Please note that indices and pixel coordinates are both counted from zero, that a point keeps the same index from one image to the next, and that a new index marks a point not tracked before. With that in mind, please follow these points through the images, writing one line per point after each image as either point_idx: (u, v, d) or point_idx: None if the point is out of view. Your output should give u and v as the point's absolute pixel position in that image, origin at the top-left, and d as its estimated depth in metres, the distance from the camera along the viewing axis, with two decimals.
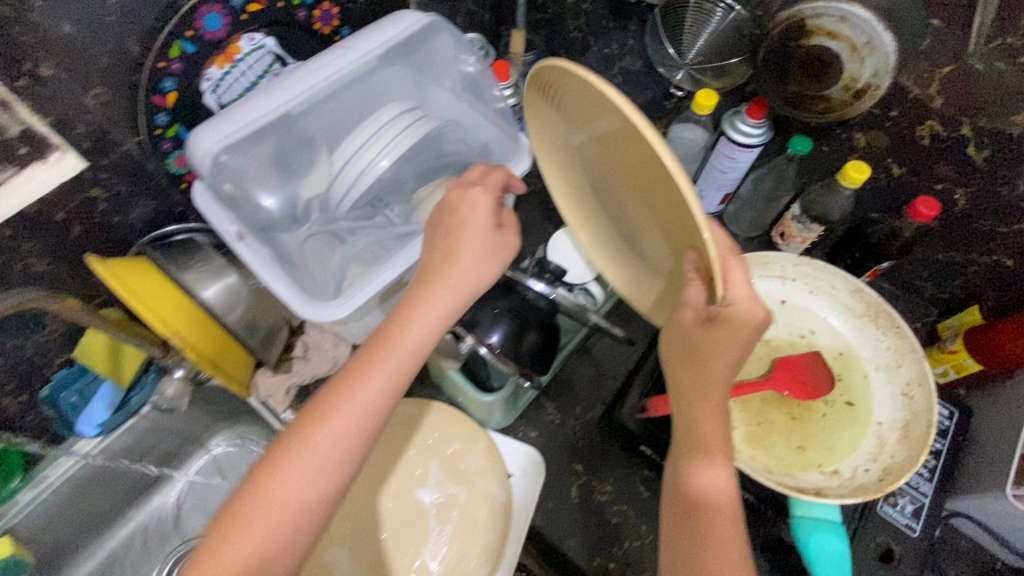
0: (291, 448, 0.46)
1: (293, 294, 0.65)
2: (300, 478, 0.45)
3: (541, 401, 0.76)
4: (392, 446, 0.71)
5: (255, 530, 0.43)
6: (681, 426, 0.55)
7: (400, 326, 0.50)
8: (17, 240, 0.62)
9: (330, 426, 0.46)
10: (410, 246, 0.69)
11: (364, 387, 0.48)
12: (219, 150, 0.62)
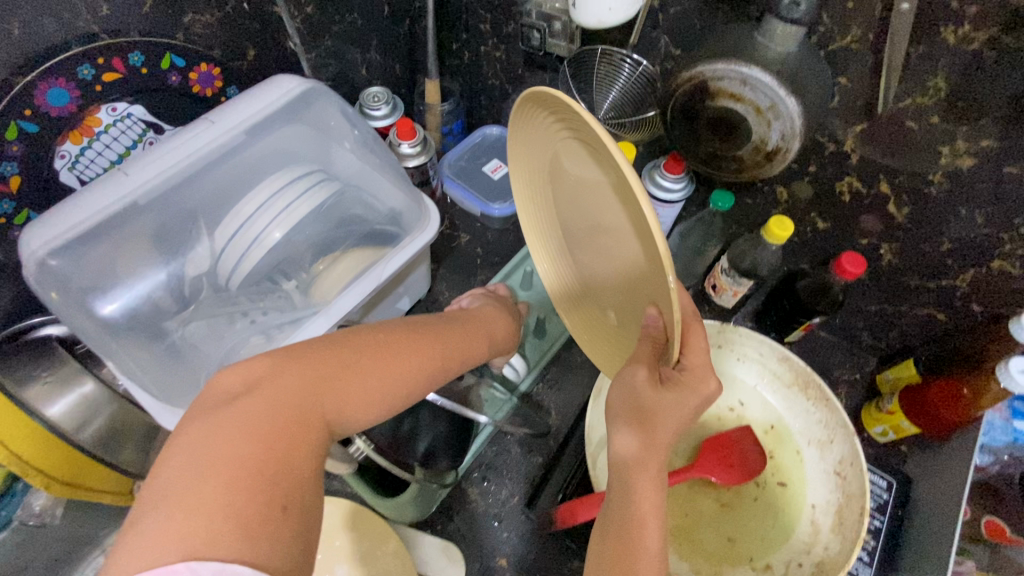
0: (270, 395, 0.38)
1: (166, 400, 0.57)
2: (269, 424, 0.37)
3: (463, 486, 0.70)
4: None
5: (218, 469, 0.33)
6: (616, 511, 0.45)
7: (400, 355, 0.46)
8: None
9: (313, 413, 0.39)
10: (297, 334, 0.61)
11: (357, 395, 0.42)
12: (61, 242, 0.53)
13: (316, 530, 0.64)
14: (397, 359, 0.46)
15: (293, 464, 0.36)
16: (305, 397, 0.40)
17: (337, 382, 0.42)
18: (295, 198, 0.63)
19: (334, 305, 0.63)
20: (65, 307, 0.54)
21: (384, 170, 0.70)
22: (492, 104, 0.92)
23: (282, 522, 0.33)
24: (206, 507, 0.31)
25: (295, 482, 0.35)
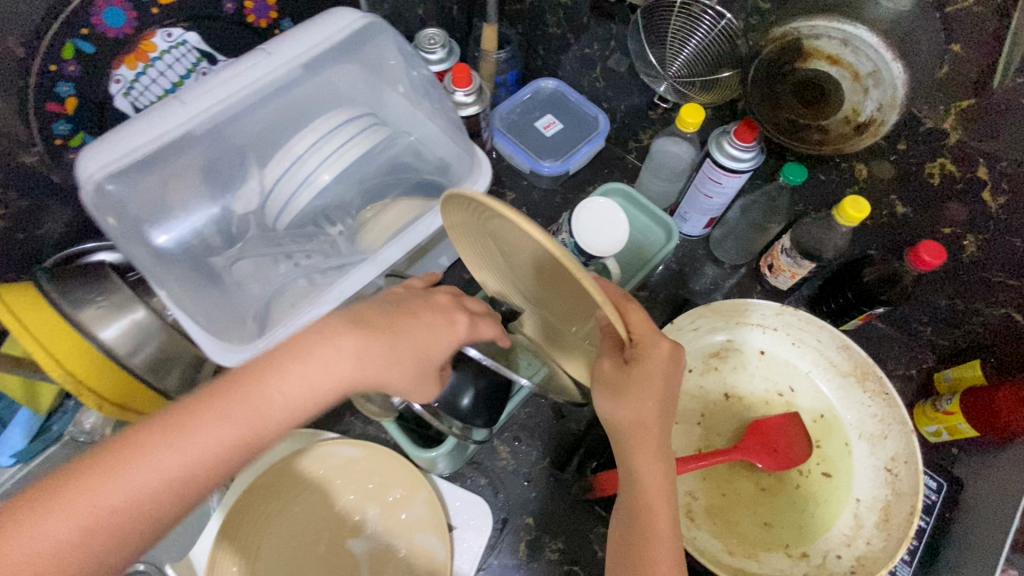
0: (116, 463, 0.38)
1: (205, 334, 0.57)
2: (162, 483, 0.38)
3: (493, 443, 0.70)
4: (327, 491, 0.66)
5: (8, 564, 0.35)
6: (622, 517, 0.48)
7: (275, 403, 0.41)
8: None
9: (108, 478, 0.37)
10: (343, 279, 0.61)
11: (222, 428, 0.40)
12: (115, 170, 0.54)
13: (351, 468, 0.67)
14: (315, 363, 0.42)
15: (87, 554, 0.37)
16: (205, 425, 0.40)
17: (219, 396, 0.41)
18: (343, 143, 0.61)
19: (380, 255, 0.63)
20: (121, 231, 0.55)
21: (439, 117, 0.69)
22: (550, 56, 0.88)
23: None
24: (7, 573, 0.35)
25: (62, 555, 0.36)
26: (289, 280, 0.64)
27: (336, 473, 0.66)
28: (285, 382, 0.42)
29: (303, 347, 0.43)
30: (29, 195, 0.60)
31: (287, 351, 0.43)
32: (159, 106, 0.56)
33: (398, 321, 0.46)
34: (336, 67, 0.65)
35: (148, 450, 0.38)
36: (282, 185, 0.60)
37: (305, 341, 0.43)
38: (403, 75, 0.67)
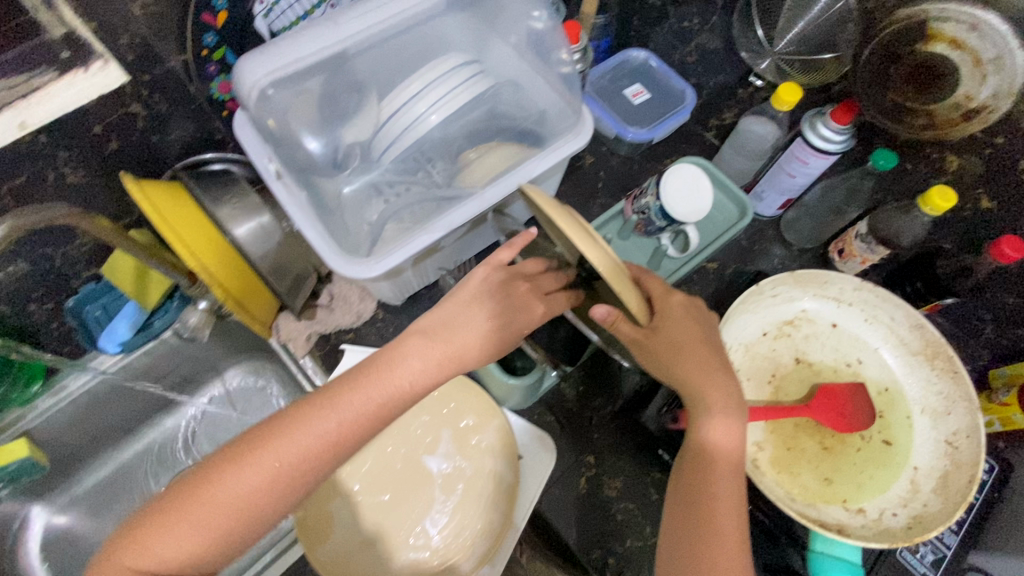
0: (275, 434, 0.46)
1: (322, 241, 0.61)
2: (311, 447, 0.46)
3: (560, 385, 0.74)
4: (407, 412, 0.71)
5: (192, 518, 0.43)
6: (686, 500, 0.50)
7: (394, 368, 0.50)
8: (48, 148, 0.59)
9: (273, 447, 0.45)
10: (449, 211, 0.64)
11: (354, 397, 0.48)
12: (267, 80, 0.61)
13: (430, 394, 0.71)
14: (401, 373, 0.50)
15: (257, 506, 0.45)
16: (308, 433, 0.46)
17: (316, 411, 0.47)
18: (458, 84, 0.66)
19: (484, 191, 0.66)
20: (272, 136, 0.63)
21: (546, 69, 0.72)
22: (643, 27, 0.90)
23: (240, 540, 0.45)
24: (195, 530, 0.43)
25: (235, 508, 0.44)
26: (397, 209, 0.67)
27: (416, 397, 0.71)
28: (398, 364, 0.50)
29: (387, 360, 0.50)
30: (166, 103, 0.65)
31: (372, 365, 0.50)
32: (300, 34, 0.62)
33: (451, 320, 0.52)
34: (455, 16, 0.72)
35: (265, 463, 0.45)
36: (396, 118, 0.64)
37: (388, 353, 0.51)
38: (517, 26, 0.72)
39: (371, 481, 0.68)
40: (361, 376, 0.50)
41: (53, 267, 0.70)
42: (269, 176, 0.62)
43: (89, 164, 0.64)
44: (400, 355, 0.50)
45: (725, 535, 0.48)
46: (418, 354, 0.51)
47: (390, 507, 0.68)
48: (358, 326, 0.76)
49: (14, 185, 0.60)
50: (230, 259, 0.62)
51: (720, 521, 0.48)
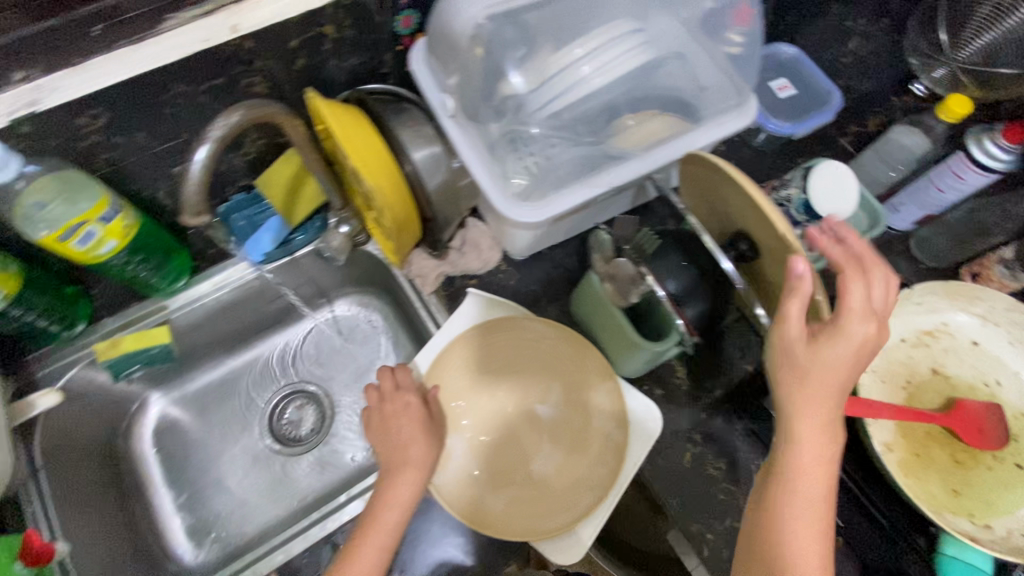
0: (353, 554, 0.59)
1: (487, 179, 0.63)
2: (404, 495, 0.62)
3: (672, 362, 0.75)
4: (520, 360, 0.72)
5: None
6: (762, 529, 0.50)
7: (403, 456, 0.64)
8: (249, 55, 0.62)
9: (375, 534, 0.60)
10: (613, 169, 0.64)
11: (398, 487, 0.63)
12: (480, 16, 0.62)
13: (543, 345, 0.72)
14: (426, 439, 0.66)
15: (385, 534, 0.60)
16: (395, 505, 0.62)
17: (389, 491, 0.62)
18: (633, 48, 0.66)
19: (643, 155, 0.66)
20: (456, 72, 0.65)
21: (709, 46, 0.72)
22: (796, 22, 0.89)
23: (379, 556, 0.59)
24: None
25: (372, 545, 0.60)
26: (558, 163, 0.67)
27: (529, 346, 0.72)
28: (410, 430, 0.66)
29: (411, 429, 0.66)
30: (353, 30, 0.67)
31: (404, 461, 0.64)
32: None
33: (393, 424, 0.67)
34: None
35: (370, 546, 0.60)
36: (566, 70, 0.64)
37: (409, 441, 0.65)
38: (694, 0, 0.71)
39: (483, 419, 0.71)
40: (393, 474, 0.64)
41: (216, 172, 0.74)
42: (439, 111, 0.66)
43: (274, 78, 0.67)
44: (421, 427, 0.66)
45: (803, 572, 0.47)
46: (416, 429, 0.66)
47: (499, 446, 0.70)
48: (484, 273, 0.79)
49: (211, 86, 0.63)
50: (399, 183, 0.65)
51: (801, 489, 0.49)
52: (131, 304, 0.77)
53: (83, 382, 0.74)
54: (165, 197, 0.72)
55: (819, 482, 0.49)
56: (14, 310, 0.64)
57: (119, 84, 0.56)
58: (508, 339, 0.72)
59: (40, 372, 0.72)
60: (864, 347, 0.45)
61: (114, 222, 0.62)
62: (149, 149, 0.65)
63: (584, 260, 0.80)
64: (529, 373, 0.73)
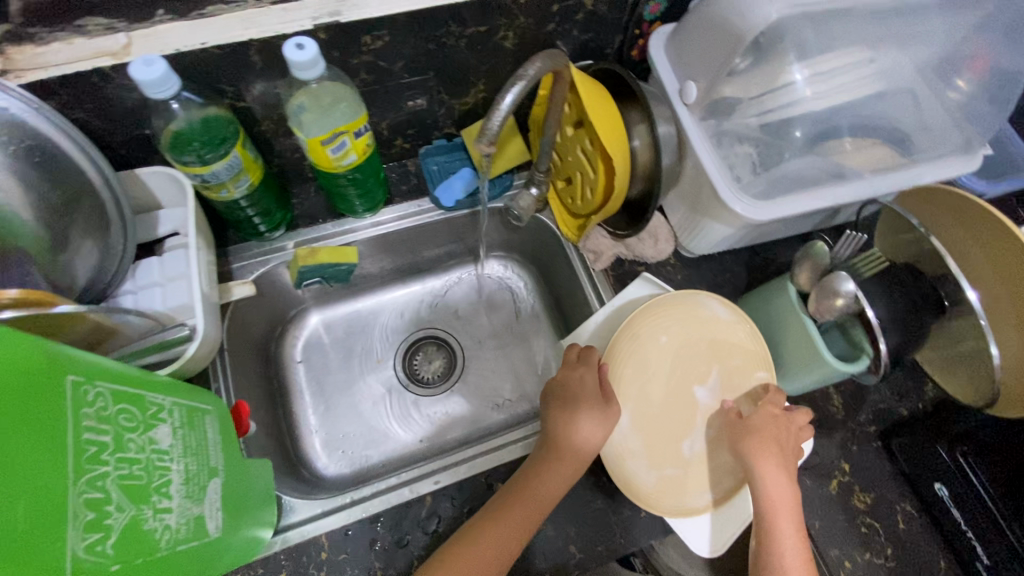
0: (496, 524, 0.61)
1: (715, 169, 0.65)
2: (559, 487, 0.64)
3: (829, 388, 0.76)
4: (678, 335, 0.71)
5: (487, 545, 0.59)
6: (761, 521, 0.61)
7: (578, 447, 0.65)
8: (518, 10, 0.65)
9: (522, 509, 0.62)
10: (835, 186, 0.65)
11: (556, 476, 0.65)
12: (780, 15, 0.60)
13: (712, 323, 0.71)
14: (598, 422, 0.66)
15: (532, 511, 0.62)
16: (552, 483, 0.64)
17: (552, 473, 0.65)
18: (868, 76, 0.67)
19: (869, 181, 0.66)
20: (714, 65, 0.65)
21: (954, 93, 0.71)
22: None
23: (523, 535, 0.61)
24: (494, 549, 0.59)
25: (520, 519, 0.61)
26: (788, 175, 0.66)
27: (699, 325, 0.71)
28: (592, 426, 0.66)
29: (586, 412, 0.66)
30: (607, 6, 0.70)
31: (575, 445, 0.65)
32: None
33: (576, 397, 0.68)
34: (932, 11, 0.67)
35: (519, 505, 0.62)
36: (820, 87, 0.65)
37: (574, 422, 0.66)
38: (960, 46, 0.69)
39: (647, 396, 0.70)
40: (557, 458, 0.66)
41: (433, 114, 0.78)
42: (675, 98, 0.69)
43: (523, 37, 0.70)
44: (591, 406, 0.66)
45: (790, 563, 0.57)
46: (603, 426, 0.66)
47: (658, 422, 0.68)
48: (656, 263, 0.81)
49: (474, 33, 0.66)
50: (627, 161, 0.68)
51: (771, 487, 0.61)
52: (324, 220, 0.81)
53: (269, 280, 0.79)
54: (384, 128, 0.78)
55: (783, 480, 0.62)
56: (244, 200, 0.68)
57: (411, 12, 0.60)
58: (681, 313, 0.71)
59: (237, 264, 0.76)
60: (777, 421, 0.65)
61: (363, 139, 0.66)
62: (396, 79, 0.69)
63: (754, 272, 0.81)
64: (700, 353, 0.70)
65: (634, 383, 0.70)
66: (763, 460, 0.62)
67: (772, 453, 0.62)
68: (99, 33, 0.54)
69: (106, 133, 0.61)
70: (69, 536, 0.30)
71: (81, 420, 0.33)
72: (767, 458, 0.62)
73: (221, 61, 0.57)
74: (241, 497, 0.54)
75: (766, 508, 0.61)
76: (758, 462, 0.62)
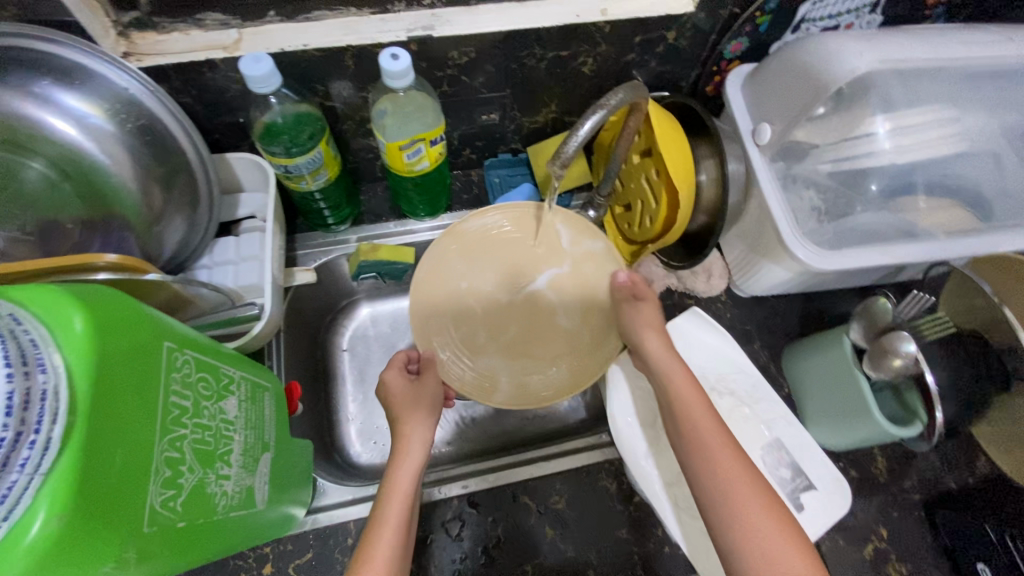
0: (375, 523, 0.53)
1: (784, 213, 0.65)
2: (417, 457, 0.59)
3: (874, 449, 0.73)
4: (479, 210, 0.69)
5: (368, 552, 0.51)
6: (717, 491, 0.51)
7: (404, 424, 0.61)
8: (601, 38, 0.67)
9: (388, 503, 0.55)
10: (908, 245, 0.63)
11: (405, 456, 0.58)
12: (862, 69, 0.61)
13: (515, 220, 0.70)
14: (421, 424, 0.61)
15: (406, 482, 0.57)
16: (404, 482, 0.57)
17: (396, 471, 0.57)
18: (952, 136, 0.65)
19: (945, 241, 0.64)
20: (789, 110, 0.65)
21: None
22: None
23: (394, 503, 0.55)
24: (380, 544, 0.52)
25: (399, 497, 0.55)
26: (855, 226, 0.65)
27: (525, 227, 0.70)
28: (431, 394, 0.64)
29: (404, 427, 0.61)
30: (688, 41, 0.71)
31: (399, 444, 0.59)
32: (866, 37, 0.63)
33: (420, 393, 0.63)
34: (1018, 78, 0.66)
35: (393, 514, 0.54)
36: (898, 145, 0.64)
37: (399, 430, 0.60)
38: None
39: (507, 333, 0.69)
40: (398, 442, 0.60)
41: (503, 129, 0.81)
42: (747, 137, 0.69)
43: (602, 64, 0.71)
44: (416, 409, 0.62)
45: (756, 518, 0.49)
46: (422, 402, 0.62)
47: (535, 346, 0.69)
48: (706, 297, 0.81)
49: (555, 55, 0.68)
50: (691, 196, 0.68)
51: (721, 463, 0.52)
52: (387, 218, 0.84)
53: (328, 270, 0.82)
54: (455, 138, 0.81)
55: (722, 447, 0.53)
56: (318, 193, 0.72)
57: (498, 33, 0.62)
58: (486, 220, 0.69)
59: (302, 251, 0.80)
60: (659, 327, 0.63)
61: (437, 148, 0.68)
62: (474, 92, 0.72)
63: (807, 319, 0.80)
64: (510, 261, 0.70)
65: (471, 324, 0.69)
66: (713, 437, 0.54)
67: (701, 401, 0.57)
68: (215, 27, 0.59)
69: (204, 118, 0.65)
70: (150, 490, 0.33)
71: (169, 384, 0.36)
72: (706, 420, 0.55)
73: (318, 62, 0.61)
74: (284, 474, 0.56)
75: (700, 455, 0.53)
76: (702, 432, 0.54)
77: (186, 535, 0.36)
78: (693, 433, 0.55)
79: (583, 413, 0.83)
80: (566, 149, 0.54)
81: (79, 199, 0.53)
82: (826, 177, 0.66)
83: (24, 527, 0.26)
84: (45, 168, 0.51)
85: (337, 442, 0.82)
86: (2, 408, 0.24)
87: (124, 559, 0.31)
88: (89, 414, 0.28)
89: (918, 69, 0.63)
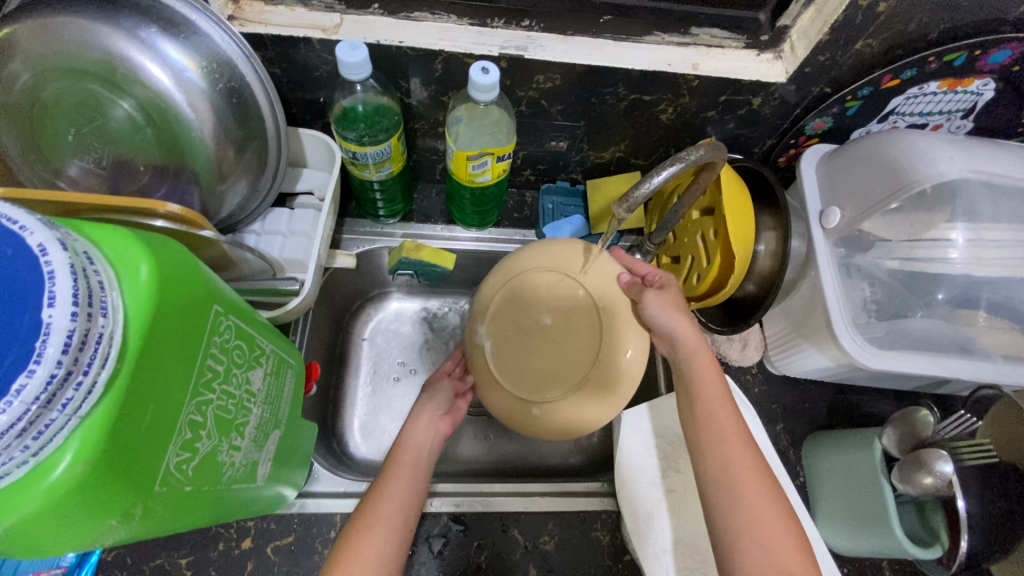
0: (383, 492, 0.56)
1: (836, 302, 0.63)
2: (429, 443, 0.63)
3: (883, 562, 0.69)
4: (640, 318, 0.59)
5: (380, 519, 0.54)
6: (732, 489, 0.52)
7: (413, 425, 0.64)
8: (686, 90, 0.66)
9: (400, 469, 0.58)
10: (960, 359, 0.61)
11: (414, 435, 0.63)
12: (945, 175, 0.60)
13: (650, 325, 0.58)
14: (425, 424, 0.64)
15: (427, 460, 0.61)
16: (406, 475, 0.58)
17: (396, 468, 0.58)
18: None
19: (999, 365, 0.61)
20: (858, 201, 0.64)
21: None
22: None
23: (399, 469, 0.58)
24: (394, 515, 0.54)
25: (414, 471, 0.59)
26: (910, 330, 0.63)
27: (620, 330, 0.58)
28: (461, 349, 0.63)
29: (407, 429, 0.64)
30: (771, 110, 0.70)
31: (401, 439, 0.62)
32: (958, 144, 0.62)
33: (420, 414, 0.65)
34: None
35: (393, 493, 0.56)
36: (982, 256, 0.60)
37: (403, 433, 0.63)
38: None
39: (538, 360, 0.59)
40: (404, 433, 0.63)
41: (568, 158, 0.81)
42: (814, 217, 0.67)
43: (680, 115, 0.71)
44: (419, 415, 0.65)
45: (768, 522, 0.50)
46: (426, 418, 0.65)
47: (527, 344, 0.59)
48: (737, 367, 0.79)
49: (637, 98, 0.68)
50: (745, 262, 0.67)
51: (756, 510, 0.50)
52: (436, 221, 0.85)
53: (368, 259, 0.83)
54: (519, 158, 0.81)
55: (741, 446, 0.54)
56: (377, 183, 0.73)
57: (588, 65, 0.63)
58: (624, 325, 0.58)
59: (348, 235, 0.81)
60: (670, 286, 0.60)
61: (503, 164, 0.68)
62: (549, 118, 0.72)
63: (835, 411, 0.77)
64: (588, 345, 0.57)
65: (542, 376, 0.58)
66: (769, 529, 0.49)
67: (753, 463, 0.53)
68: (318, 8, 0.60)
69: (288, 92, 0.67)
70: (169, 449, 0.32)
71: (210, 347, 0.36)
72: (760, 499, 0.51)
73: (409, 60, 0.62)
74: (287, 454, 0.56)
75: (717, 455, 0.54)
76: (748, 490, 0.51)
77: (190, 500, 0.36)
78: (744, 508, 0.51)
79: (587, 456, 0.82)
80: (631, 198, 0.53)
81: (156, 145, 0.54)
82: (892, 273, 0.63)
83: (50, 465, 0.26)
84: (132, 109, 0.52)
85: (338, 430, 0.81)
86: (60, 345, 0.24)
87: (130, 514, 0.31)
88: (135, 363, 0.28)
89: (1007, 186, 0.62)
